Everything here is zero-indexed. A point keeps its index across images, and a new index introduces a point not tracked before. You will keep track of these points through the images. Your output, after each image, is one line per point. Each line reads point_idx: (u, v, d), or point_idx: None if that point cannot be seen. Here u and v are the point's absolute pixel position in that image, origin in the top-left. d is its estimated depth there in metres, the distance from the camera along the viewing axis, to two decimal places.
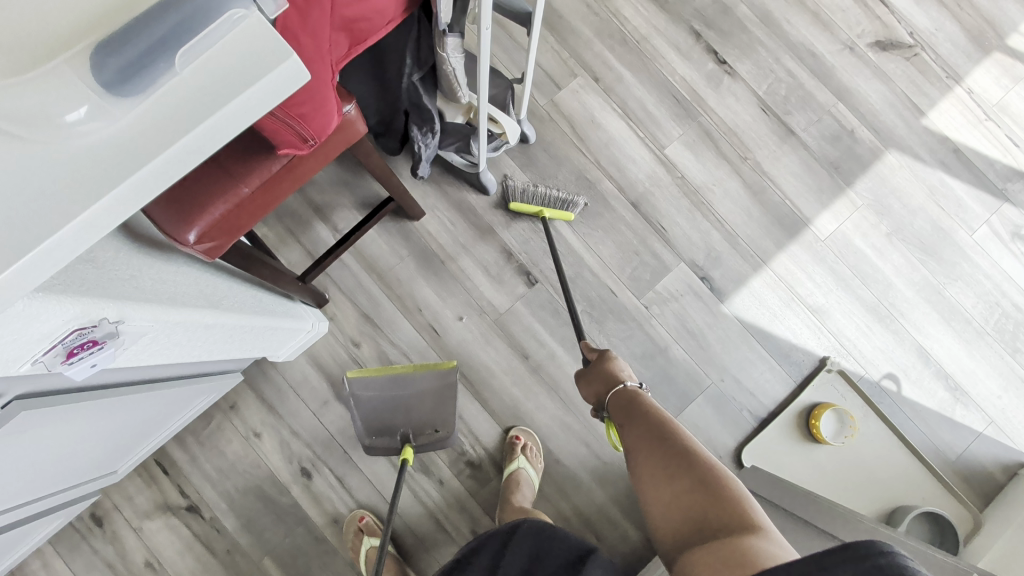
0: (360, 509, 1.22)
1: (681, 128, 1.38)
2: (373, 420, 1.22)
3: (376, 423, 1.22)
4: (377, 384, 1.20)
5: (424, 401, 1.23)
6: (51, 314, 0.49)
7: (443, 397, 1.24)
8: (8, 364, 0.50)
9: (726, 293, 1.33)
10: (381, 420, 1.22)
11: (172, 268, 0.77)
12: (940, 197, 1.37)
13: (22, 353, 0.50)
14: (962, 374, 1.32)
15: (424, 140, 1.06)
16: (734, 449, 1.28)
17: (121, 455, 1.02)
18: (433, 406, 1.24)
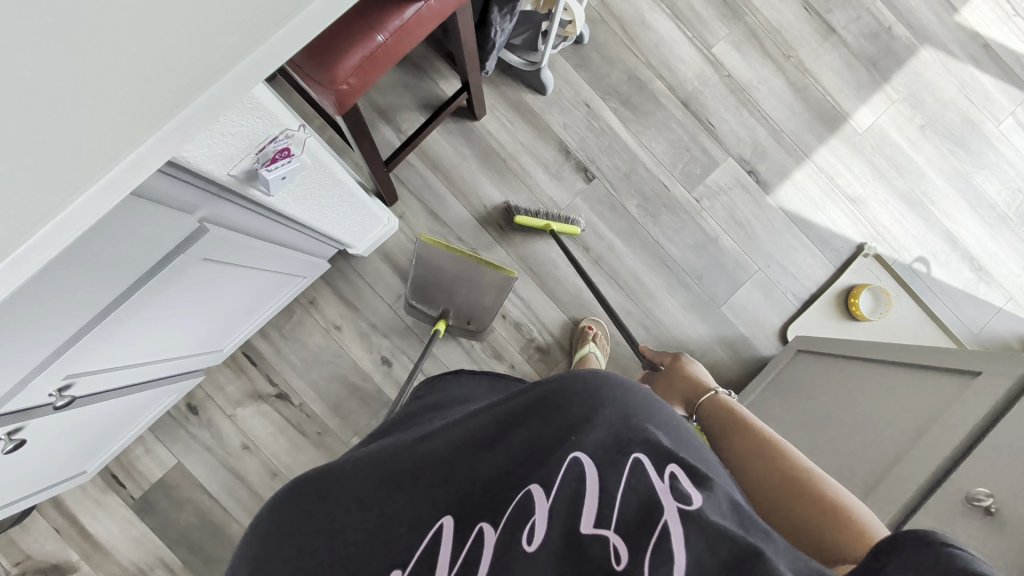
0: (434, 380, 1.32)
1: (728, 27, 1.42)
2: (422, 288, 1.24)
3: (423, 292, 1.25)
4: (433, 261, 1.15)
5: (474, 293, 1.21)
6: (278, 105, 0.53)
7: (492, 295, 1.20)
8: (232, 158, 0.55)
9: (771, 185, 1.41)
10: (428, 292, 1.24)
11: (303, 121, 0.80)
12: (970, 90, 1.45)
13: (246, 147, 0.55)
14: (986, 255, 1.42)
15: (500, 26, 1.09)
16: (779, 328, 1.38)
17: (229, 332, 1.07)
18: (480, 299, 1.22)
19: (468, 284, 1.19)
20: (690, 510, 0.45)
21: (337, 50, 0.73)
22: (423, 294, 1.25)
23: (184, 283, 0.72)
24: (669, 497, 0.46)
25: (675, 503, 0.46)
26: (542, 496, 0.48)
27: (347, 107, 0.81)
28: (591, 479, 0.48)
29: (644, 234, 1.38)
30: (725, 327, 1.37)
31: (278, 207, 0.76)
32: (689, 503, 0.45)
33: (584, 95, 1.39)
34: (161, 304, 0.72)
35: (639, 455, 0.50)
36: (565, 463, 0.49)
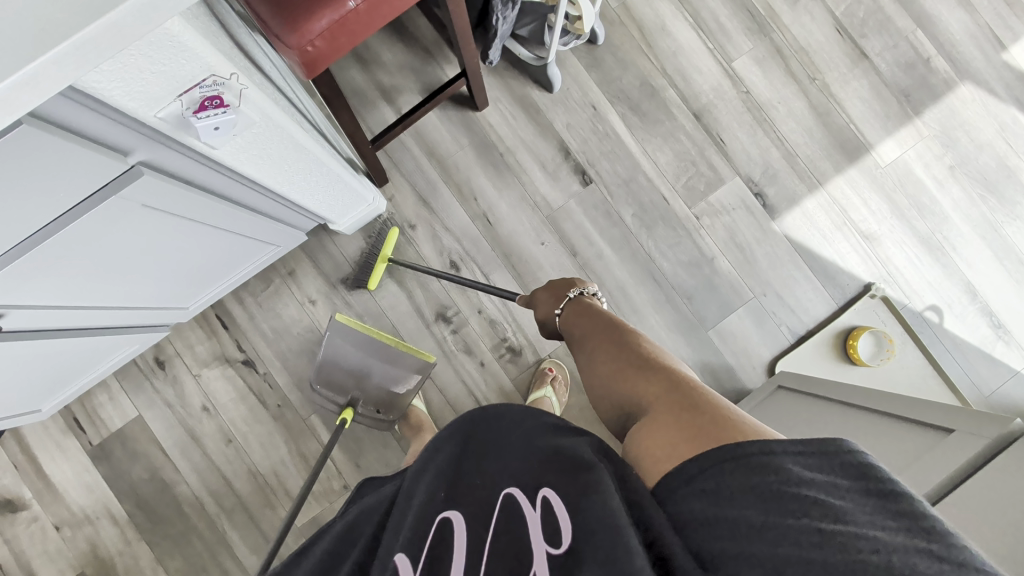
0: None
1: (752, 42, 1.36)
2: (331, 370, 1.19)
3: (331, 374, 1.20)
4: (339, 347, 1.15)
5: (385, 379, 1.20)
6: (197, 54, 0.52)
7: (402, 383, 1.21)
8: (152, 100, 0.55)
9: (779, 211, 1.33)
10: (334, 375, 1.20)
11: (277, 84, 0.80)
12: (1010, 135, 1.34)
13: (166, 90, 0.55)
14: (1007, 313, 1.31)
15: (503, 13, 1.07)
16: (769, 362, 1.30)
17: (195, 292, 1.08)
18: (391, 387, 1.22)
19: (378, 368, 1.19)
20: (558, 550, 0.46)
21: (305, 10, 0.70)
22: (328, 379, 1.21)
23: (129, 229, 0.72)
24: (539, 535, 0.47)
25: (545, 547, 0.47)
26: (409, 566, 0.48)
27: (318, 70, 0.79)
28: (460, 540, 0.50)
29: (636, 245, 1.32)
30: (710, 353, 1.30)
31: (232, 165, 0.76)
32: (557, 545, 0.46)
33: (592, 97, 1.35)
34: (105, 247, 0.72)
35: (547, 492, 0.49)
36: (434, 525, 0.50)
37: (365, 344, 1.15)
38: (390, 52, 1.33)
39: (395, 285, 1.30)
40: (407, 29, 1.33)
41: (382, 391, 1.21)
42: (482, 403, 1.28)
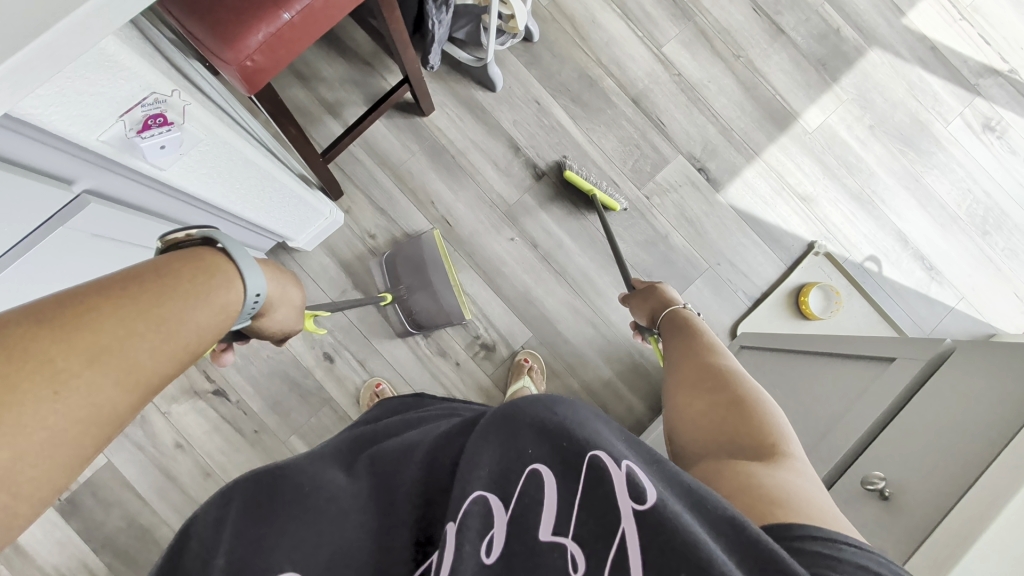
0: (376, 377, 1.29)
1: (678, 27, 1.43)
2: (397, 264, 1.30)
3: (395, 266, 1.30)
4: (423, 248, 1.30)
5: (429, 304, 1.29)
6: (135, 72, 0.54)
7: (434, 319, 1.29)
8: (94, 123, 0.56)
9: (722, 184, 1.41)
10: (398, 269, 1.30)
11: (230, 110, 0.82)
12: (918, 92, 1.46)
13: (106, 110, 0.56)
14: (936, 255, 1.42)
15: (437, 17, 1.10)
16: (730, 326, 1.37)
17: None
18: (429, 312, 1.29)
19: (430, 293, 1.29)
20: (644, 507, 0.40)
21: (241, 26, 0.72)
22: (393, 266, 1.30)
23: (82, 262, 0.70)
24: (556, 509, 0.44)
25: (630, 505, 0.41)
26: (500, 506, 0.45)
27: (259, 85, 0.79)
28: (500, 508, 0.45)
29: (593, 230, 1.37)
30: None
31: (182, 186, 0.76)
32: (643, 501, 0.40)
33: (534, 92, 1.39)
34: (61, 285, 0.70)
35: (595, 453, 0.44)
36: (521, 477, 0.46)
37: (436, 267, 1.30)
38: (330, 67, 1.34)
39: (362, 296, 1.31)
40: (344, 43, 1.35)
41: (424, 308, 1.29)
42: (462, 402, 1.30)
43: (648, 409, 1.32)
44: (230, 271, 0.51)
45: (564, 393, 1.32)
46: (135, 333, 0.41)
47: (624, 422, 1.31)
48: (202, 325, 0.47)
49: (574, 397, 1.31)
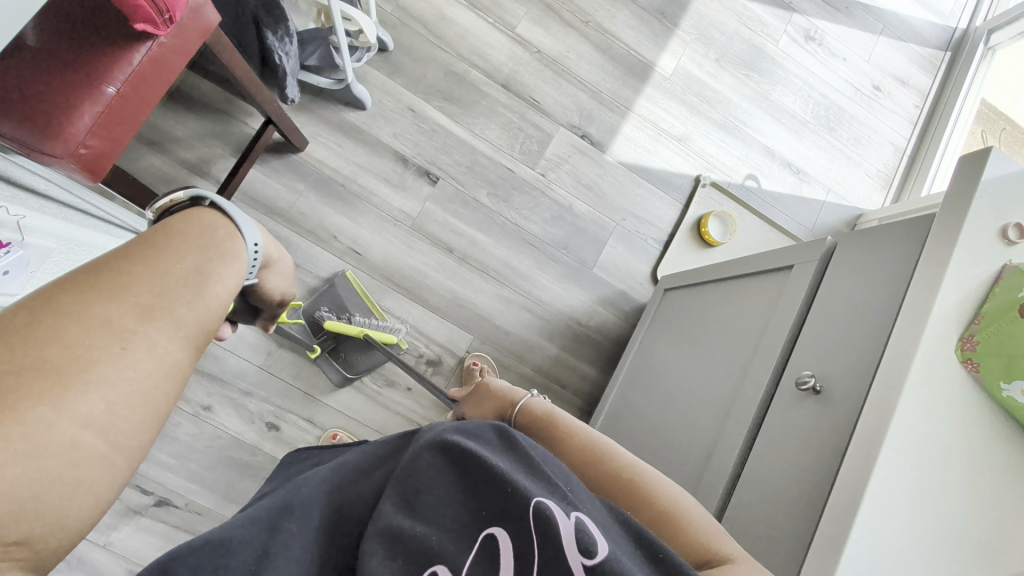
0: (331, 429, 1.23)
1: (525, 6, 1.47)
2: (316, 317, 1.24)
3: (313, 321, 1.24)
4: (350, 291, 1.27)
5: (359, 346, 1.25)
6: None
7: (373, 358, 1.25)
8: None
9: (607, 144, 1.47)
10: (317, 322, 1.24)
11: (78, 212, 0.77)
12: (747, 20, 1.61)
13: None
14: (800, 159, 1.59)
15: (282, 49, 1.04)
16: (650, 272, 1.45)
17: None
18: (362, 353, 1.24)
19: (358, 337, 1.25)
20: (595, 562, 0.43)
21: (64, 114, 0.67)
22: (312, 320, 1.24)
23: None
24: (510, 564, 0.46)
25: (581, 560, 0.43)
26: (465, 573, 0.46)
27: (104, 170, 0.74)
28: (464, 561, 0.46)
29: (502, 220, 1.38)
30: (602, 287, 1.42)
31: None
32: (594, 554, 0.43)
33: (405, 100, 1.37)
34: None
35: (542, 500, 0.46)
36: (479, 536, 0.47)
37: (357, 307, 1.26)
38: (180, 125, 1.23)
39: (291, 353, 1.24)
40: (188, 96, 1.24)
41: (357, 351, 1.24)
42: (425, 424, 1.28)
43: (599, 371, 1.38)
44: (215, 218, 0.58)
45: (521, 382, 1.34)
46: (117, 302, 0.46)
47: (583, 391, 1.36)
48: (189, 270, 0.52)
49: (530, 382, 1.34)
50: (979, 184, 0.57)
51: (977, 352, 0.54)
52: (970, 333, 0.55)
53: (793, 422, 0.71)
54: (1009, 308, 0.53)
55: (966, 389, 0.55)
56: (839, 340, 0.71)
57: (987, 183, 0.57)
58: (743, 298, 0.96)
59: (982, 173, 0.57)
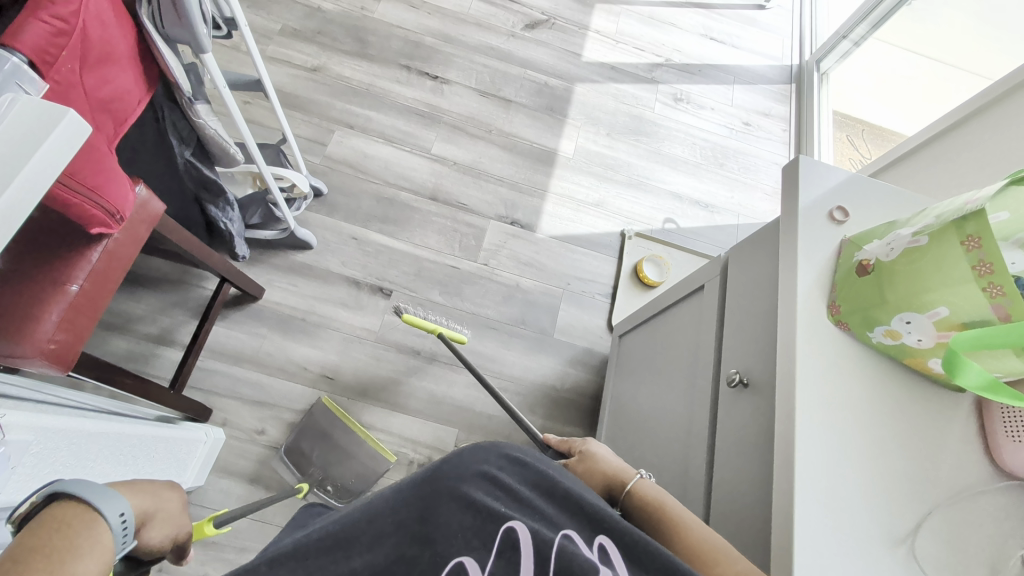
0: None
1: (434, 131, 1.70)
2: (297, 450, 1.26)
3: (295, 455, 1.26)
4: (325, 415, 1.30)
5: (347, 467, 1.28)
6: None
7: (363, 475, 1.28)
8: None
9: (535, 223, 1.64)
10: (299, 454, 1.26)
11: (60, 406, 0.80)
12: (622, 98, 1.89)
13: None
14: (704, 195, 1.79)
15: (226, 217, 1.17)
16: (606, 324, 1.55)
17: None
18: (353, 473, 1.28)
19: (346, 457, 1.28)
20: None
21: (29, 319, 0.71)
22: (294, 453, 1.26)
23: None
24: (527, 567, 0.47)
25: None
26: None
27: (72, 360, 0.78)
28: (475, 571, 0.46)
29: (458, 313, 1.48)
30: (566, 349, 1.50)
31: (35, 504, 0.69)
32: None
33: (347, 231, 1.51)
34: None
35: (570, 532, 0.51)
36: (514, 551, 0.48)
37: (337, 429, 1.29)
38: (141, 303, 1.32)
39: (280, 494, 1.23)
40: (146, 276, 1.34)
41: (346, 473, 1.28)
42: None
43: (586, 430, 1.41)
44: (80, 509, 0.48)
45: None
46: None
47: None
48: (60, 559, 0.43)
49: None
50: (799, 180, 0.71)
51: (843, 312, 0.64)
52: (833, 299, 0.65)
53: (732, 417, 0.76)
54: (850, 271, 0.64)
55: (844, 345, 0.64)
56: (741, 333, 0.79)
57: (803, 178, 0.71)
58: (675, 323, 1.06)
59: (799, 172, 0.72)
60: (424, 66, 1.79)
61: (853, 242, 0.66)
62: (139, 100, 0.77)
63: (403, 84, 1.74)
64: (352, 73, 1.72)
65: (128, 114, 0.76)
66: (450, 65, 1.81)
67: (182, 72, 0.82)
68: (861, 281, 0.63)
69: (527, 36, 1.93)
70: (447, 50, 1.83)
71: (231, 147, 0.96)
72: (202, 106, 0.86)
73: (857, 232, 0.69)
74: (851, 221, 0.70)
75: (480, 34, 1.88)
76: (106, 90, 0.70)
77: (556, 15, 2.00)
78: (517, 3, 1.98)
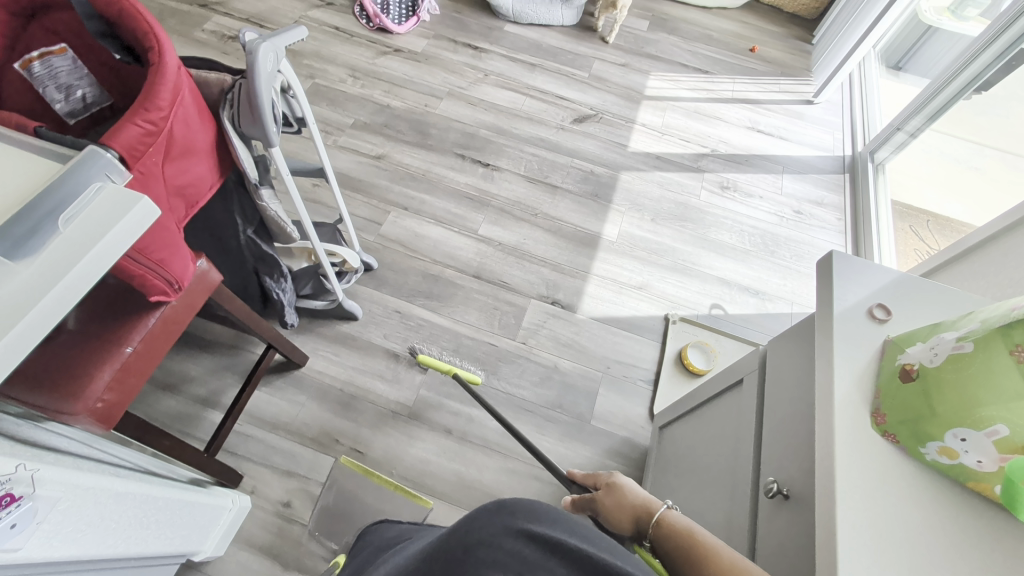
0: None
1: (483, 214, 1.78)
2: (331, 521, 1.25)
3: (329, 526, 1.24)
4: (349, 476, 1.30)
5: None
6: None
7: None
8: None
9: (576, 304, 1.63)
10: (334, 524, 1.24)
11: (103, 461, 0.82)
12: (667, 186, 1.93)
13: None
14: (754, 282, 1.73)
15: (280, 287, 1.25)
16: (648, 413, 1.46)
17: None
18: None
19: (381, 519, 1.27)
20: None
21: (85, 379, 0.77)
22: (329, 524, 1.24)
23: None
24: None
25: None
26: None
27: (116, 420, 0.82)
28: None
29: (493, 392, 1.45)
30: (604, 438, 1.41)
31: (47, 561, 0.68)
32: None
33: (392, 305, 1.57)
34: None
35: None
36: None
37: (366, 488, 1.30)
38: (195, 365, 1.39)
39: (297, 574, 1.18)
40: (205, 340, 1.43)
41: None
42: None
43: None
44: None
45: None
46: None
47: None
48: None
49: None
50: (834, 276, 0.72)
51: (889, 423, 0.60)
52: (878, 407, 0.62)
53: (772, 535, 0.68)
54: (894, 376, 0.61)
55: (896, 462, 0.59)
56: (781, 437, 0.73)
57: (839, 275, 0.73)
58: (715, 418, 0.98)
59: (833, 270, 0.73)
60: (477, 155, 1.92)
61: (896, 344, 0.64)
62: (209, 185, 0.88)
63: (457, 170, 1.87)
64: (411, 160, 1.88)
65: (198, 198, 0.86)
66: (502, 154, 1.93)
67: (252, 163, 0.93)
68: (906, 389, 0.59)
69: (576, 129, 2.05)
70: (499, 141, 1.97)
71: (287, 226, 1.06)
72: (266, 191, 0.99)
73: (901, 331, 0.67)
74: (895, 319, 0.68)
75: (531, 128, 2.02)
76: (184, 178, 0.81)
77: (604, 110, 2.12)
78: (567, 101, 2.13)
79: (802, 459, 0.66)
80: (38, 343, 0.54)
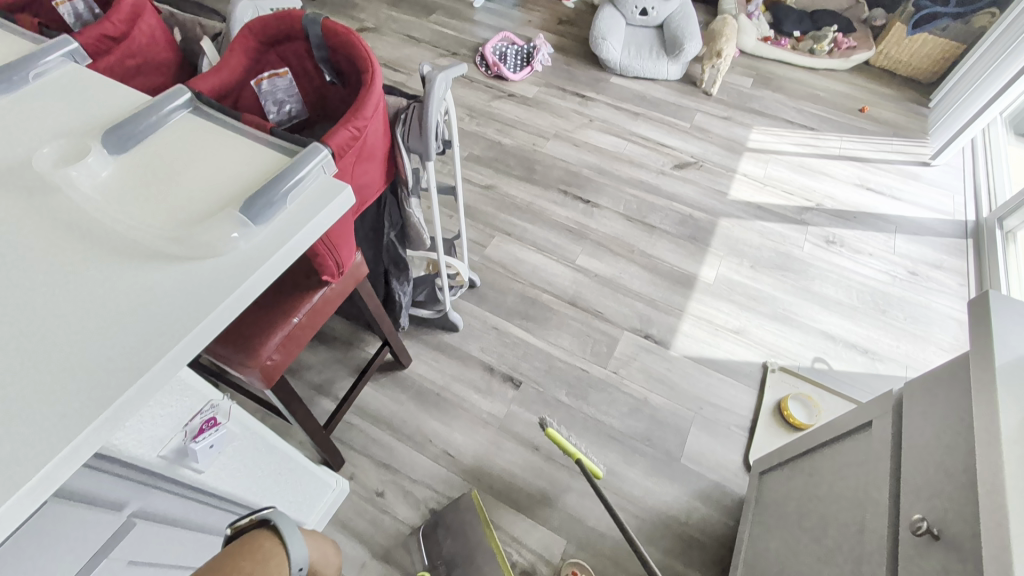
0: None
1: (581, 246, 1.86)
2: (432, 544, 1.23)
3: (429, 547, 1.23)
4: (467, 508, 1.27)
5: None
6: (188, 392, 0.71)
7: None
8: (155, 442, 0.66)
9: (669, 341, 1.63)
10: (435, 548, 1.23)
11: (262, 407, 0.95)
12: (769, 235, 1.91)
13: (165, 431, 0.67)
14: (863, 339, 1.65)
15: (402, 289, 1.37)
16: (742, 460, 1.40)
17: None
18: None
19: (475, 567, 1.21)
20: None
21: (261, 337, 0.89)
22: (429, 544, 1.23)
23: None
24: None
25: None
26: None
27: (275, 379, 0.94)
28: None
29: (582, 416, 1.47)
30: (694, 479, 1.37)
31: (210, 486, 0.78)
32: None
33: (490, 321, 1.65)
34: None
35: None
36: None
37: (479, 533, 1.24)
38: (314, 355, 1.54)
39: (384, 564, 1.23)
40: (324, 333, 1.58)
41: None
42: None
43: None
44: None
45: None
46: None
47: None
48: None
49: None
50: (989, 316, 0.70)
51: None
52: None
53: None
54: None
55: None
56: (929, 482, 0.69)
57: (996, 316, 0.70)
58: (831, 462, 0.94)
59: (988, 310, 0.71)
60: (579, 192, 2.02)
61: None
62: (376, 188, 1.01)
63: (559, 204, 1.98)
64: (517, 192, 2.01)
65: (367, 198, 1.00)
66: (602, 193, 2.02)
67: (410, 173, 1.07)
68: None
69: (676, 174, 2.10)
70: (600, 180, 2.07)
71: (424, 232, 1.18)
72: (415, 200, 1.13)
73: None
74: None
75: (631, 170, 2.11)
76: (362, 179, 0.94)
77: (705, 159, 2.17)
78: (668, 148, 2.20)
79: (954, 497, 0.63)
80: (266, 285, 0.67)
